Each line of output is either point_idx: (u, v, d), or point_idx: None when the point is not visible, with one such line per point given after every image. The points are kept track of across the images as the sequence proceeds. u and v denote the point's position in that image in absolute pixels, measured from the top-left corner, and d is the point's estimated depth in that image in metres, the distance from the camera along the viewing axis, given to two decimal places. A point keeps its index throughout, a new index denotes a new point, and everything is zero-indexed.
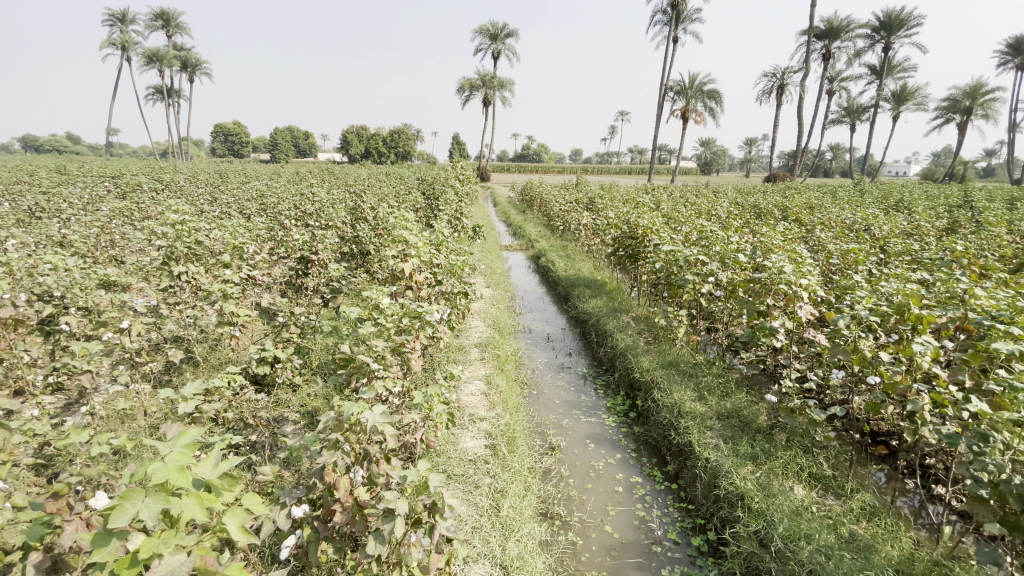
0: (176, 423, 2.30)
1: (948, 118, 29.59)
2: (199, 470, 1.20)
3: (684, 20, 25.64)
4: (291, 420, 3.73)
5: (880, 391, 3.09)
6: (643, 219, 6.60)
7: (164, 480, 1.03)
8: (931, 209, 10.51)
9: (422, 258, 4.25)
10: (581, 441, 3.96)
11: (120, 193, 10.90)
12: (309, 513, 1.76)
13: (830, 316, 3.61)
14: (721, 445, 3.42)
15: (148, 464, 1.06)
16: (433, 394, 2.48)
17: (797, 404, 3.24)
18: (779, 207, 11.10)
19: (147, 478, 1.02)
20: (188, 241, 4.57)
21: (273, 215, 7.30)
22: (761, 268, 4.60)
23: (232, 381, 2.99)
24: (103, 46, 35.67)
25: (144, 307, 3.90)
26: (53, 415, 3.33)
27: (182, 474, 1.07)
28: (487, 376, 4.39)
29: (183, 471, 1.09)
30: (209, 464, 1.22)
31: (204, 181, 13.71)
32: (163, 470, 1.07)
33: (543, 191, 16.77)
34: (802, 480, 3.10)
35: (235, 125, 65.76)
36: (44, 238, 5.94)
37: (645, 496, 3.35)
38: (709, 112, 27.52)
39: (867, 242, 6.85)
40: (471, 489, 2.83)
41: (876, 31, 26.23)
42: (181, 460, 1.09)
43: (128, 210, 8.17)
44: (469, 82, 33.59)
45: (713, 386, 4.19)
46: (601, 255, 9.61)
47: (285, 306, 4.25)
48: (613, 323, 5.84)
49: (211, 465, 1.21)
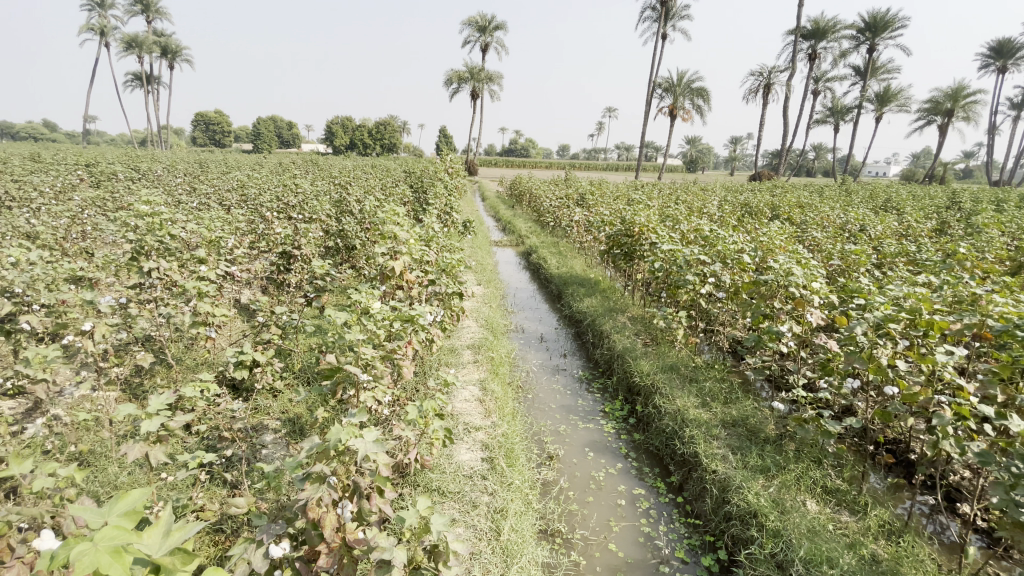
0: (139, 444, 2.03)
1: (930, 120, 30.04)
2: (144, 542, 1.04)
3: (674, 17, 25.50)
4: (271, 428, 3.47)
5: (898, 402, 2.97)
6: (639, 216, 6.41)
7: (94, 570, 0.85)
8: (919, 210, 10.54)
9: (412, 255, 3.99)
10: (581, 449, 3.77)
11: (93, 182, 10.40)
12: (290, 554, 1.54)
13: (842, 321, 3.48)
14: (729, 457, 3.25)
15: (73, 549, 0.88)
16: (429, 408, 2.26)
17: (810, 414, 3.09)
18: (771, 206, 11.04)
19: (69, 568, 0.84)
20: (160, 234, 4.20)
21: (254, 207, 6.97)
22: (765, 270, 4.44)
23: (207, 391, 2.72)
24: (79, 30, 34.47)
25: (110, 307, 3.58)
26: (10, 424, 3.03)
27: (116, 558, 0.89)
28: (482, 381, 4.17)
29: (119, 553, 0.92)
30: (155, 533, 1.06)
31: (183, 172, 13.20)
32: (95, 554, 0.89)
33: (532, 186, 16.56)
34: (816, 495, 2.95)
35: (216, 114, 64.24)
36: (7, 228, 5.55)
37: (650, 510, 3.17)
38: (697, 110, 27.54)
39: (862, 242, 6.76)
40: (468, 509, 2.62)
41: (861, 32, 26.46)
42: (116, 539, 0.93)
43: (100, 200, 7.74)
44: (456, 75, 33.13)
45: (717, 392, 4.03)
46: (594, 253, 9.42)
47: (266, 305, 3.98)
48: (610, 324, 5.65)
49: (159, 537, 1.04)
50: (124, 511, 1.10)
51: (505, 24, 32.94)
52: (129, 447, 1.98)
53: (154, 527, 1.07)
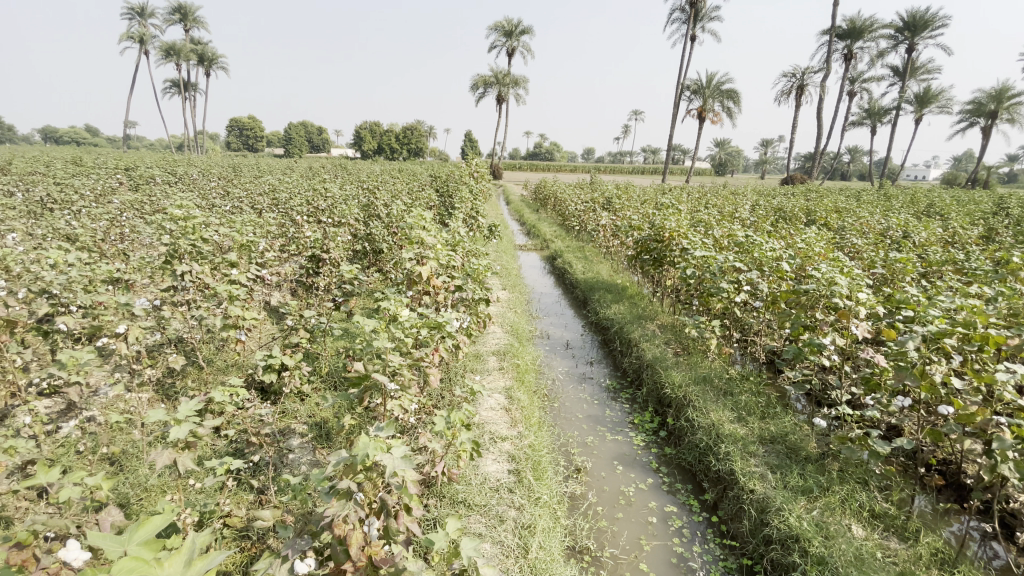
0: (168, 450, 2.02)
1: (973, 122, 28.74)
2: (167, 569, 1.03)
3: (703, 18, 25.03)
4: (298, 432, 3.46)
5: (954, 422, 2.77)
6: (669, 221, 6.25)
7: None
8: (966, 216, 10.00)
9: (439, 260, 3.96)
10: (609, 462, 3.66)
11: (132, 185, 10.76)
12: (314, 570, 1.49)
13: (891, 334, 3.28)
14: (768, 476, 3.10)
15: None
16: (457, 420, 2.21)
17: (856, 434, 2.92)
18: (806, 211, 10.66)
19: None
20: (193, 237, 4.27)
21: (285, 211, 7.07)
22: (805, 278, 4.26)
23: (236, 396, 2.72)
24: (123, 40, 36.00)
25: (144, 309, 3.65)
26: (47, 423, 3.10)
27: None
28: (508, 389, 4.09)
29: None
30: (178, 559, 1.05)
31: (217, 176, 13.57)
32: None
33: (558, 189, 16.44)
34: (863, 520, 2.77)
35: (249, 120, 66.19)
36: (51, 231, 5.75)
37: (682, 529, 3.04)
38: (726, 112, 27.00)
39: (906, 249, 6.44)
40: (495, 524, 2.54)
41: (900, 32, 25.51)
42: None
43: (139, 204, 7.97)
44: (482, 79, 33.31)
45: (753, 406, 3.87)
46: (620, 258, 9.25)
47: (295, 308, 4.00)
48: (639, 332, 5.52)
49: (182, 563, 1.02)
50: (143, 540, 1.12)
51: (531, 27, 32.93)
52: (158, 453, 1.97)
53: (176, 552, 1.07)
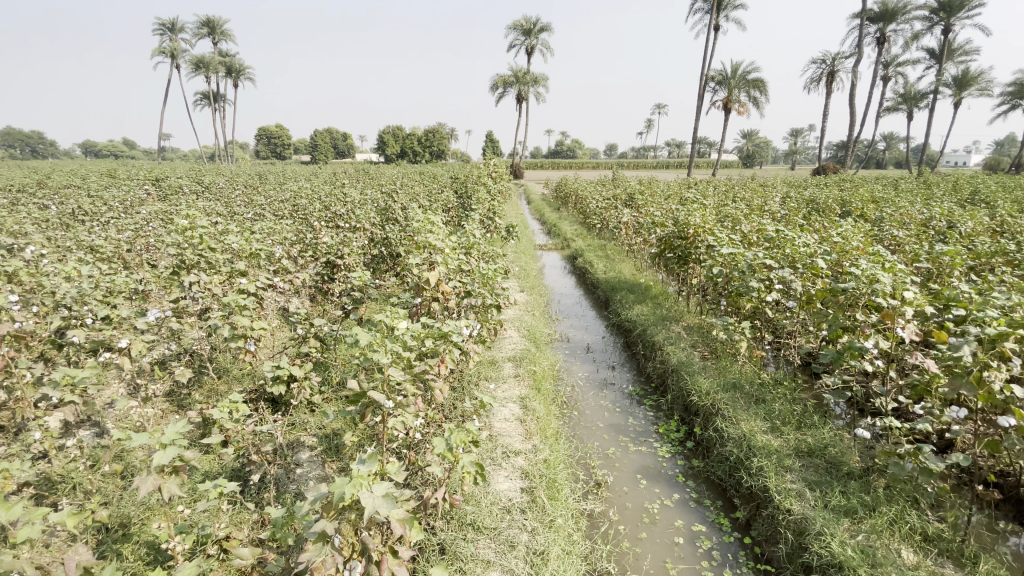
0: (152, 476, 1.91)
1: (1017, 104, 27.13)
2: None
3: (726, 6, 24.30)
4: (306, 445, 3.33)
5: (1018, 435, 2.46)
6: (693, 217, 5.97)
7: None
8: (1015, 203, 9.31)
9: (449, 264, 3.80)
10: (632, 476, 3.44)
11: (161, 196, 11.04)
12: None
13: (942, 336, 2.97)
14: (806, 494, 2.82)
15: None
16: (458, 441, 2.03)
17: (906, 448, 2.62)
18: (840, 202, 10.14)
19: None
20: (202, 247, 4.22)
21: (303, 217, 7.06)
22: (843, 275, 3.94)
23: (234, 412, 2.61)
24: (155, 55, 37.24)
25: (151, 322, 3.60)
26: (56, 439, 3.07)
27: None
28: (523, 398, 3.90)
29: None
30: None
31: (243, 183, 13.81)
32: None
33: (580, 187, 16.17)
34: (916, 545, 2.48)
35: (276, 128, 67.89)
36: (76, 243, 5.84)
37: (712, 551, 2.79)
38: (752, 102, 26.22)
39: (952, 239, 5.98)
40: (505, 550, 2.36)
41: (935, 12, 24.27)
42: None
43: (164, 213, 8.10)
44: (501, 79, 33.16)
45: (788, 414, 3.58)
46: (644, 256, 8.94)
47: (304, 317, 3.90)
48: (663, 334, 5.26)
49: None
50: None
51: (550, 25, 32.62)
52: (141, 480, 1.86)
53: None
